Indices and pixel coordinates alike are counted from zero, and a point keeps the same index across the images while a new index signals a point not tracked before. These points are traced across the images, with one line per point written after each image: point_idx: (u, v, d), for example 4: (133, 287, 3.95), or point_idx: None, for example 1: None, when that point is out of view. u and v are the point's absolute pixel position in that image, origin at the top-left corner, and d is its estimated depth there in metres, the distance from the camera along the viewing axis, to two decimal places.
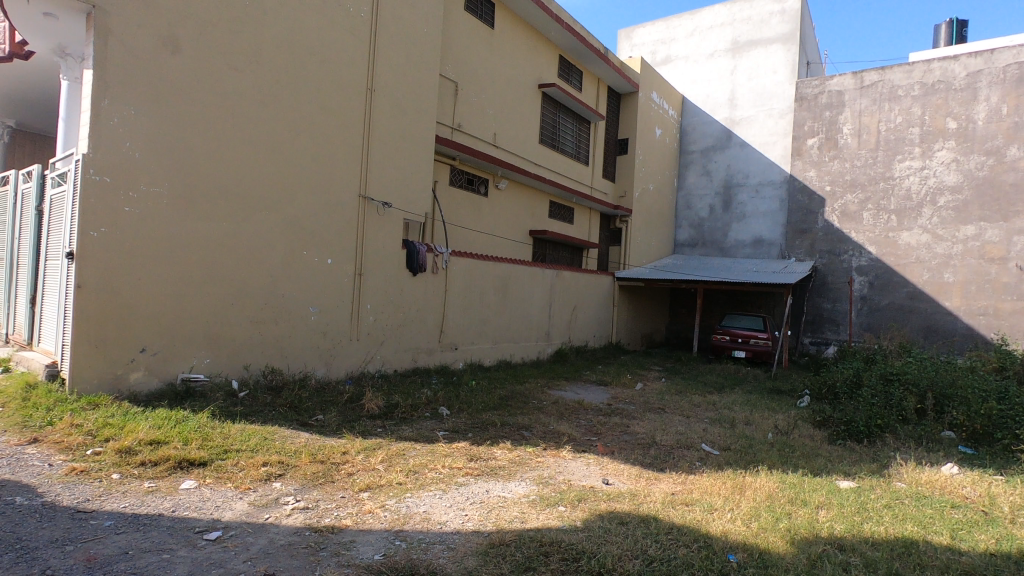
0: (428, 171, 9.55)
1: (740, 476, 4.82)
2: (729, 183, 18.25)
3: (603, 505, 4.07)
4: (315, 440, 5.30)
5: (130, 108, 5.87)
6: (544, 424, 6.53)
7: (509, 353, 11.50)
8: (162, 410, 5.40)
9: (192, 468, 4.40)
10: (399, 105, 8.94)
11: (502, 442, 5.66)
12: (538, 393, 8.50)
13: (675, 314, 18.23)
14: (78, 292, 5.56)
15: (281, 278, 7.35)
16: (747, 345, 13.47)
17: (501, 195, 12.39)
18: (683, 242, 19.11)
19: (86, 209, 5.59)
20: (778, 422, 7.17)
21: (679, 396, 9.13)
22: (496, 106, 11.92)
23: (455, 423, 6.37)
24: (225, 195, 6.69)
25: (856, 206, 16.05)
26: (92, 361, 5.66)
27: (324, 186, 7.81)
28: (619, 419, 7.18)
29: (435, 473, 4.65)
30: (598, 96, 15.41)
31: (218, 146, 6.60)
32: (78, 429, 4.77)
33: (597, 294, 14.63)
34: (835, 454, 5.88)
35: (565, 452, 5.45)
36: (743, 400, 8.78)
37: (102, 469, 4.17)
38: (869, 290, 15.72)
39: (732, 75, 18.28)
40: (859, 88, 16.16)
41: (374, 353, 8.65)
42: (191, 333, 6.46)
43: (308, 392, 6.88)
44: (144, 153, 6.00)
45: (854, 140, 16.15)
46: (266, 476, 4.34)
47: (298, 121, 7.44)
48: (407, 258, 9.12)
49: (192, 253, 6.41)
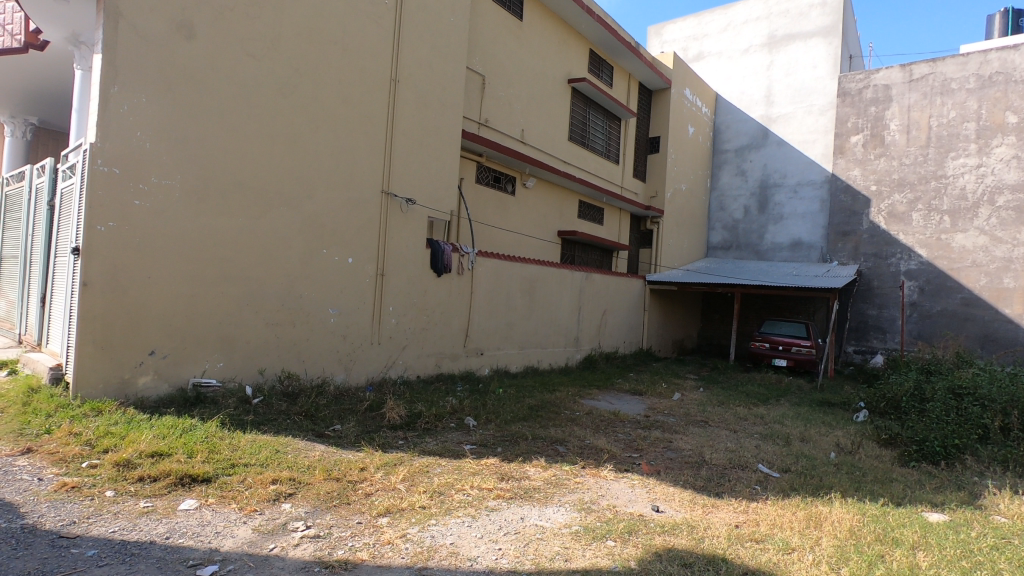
0: (454, 167, 9.09)
1: (811, 505, 4.19)
2: (765, 183, 17.44)
3: (658, 540, 3.50)
4: (331, 454, 4.84)
5: (142, 95, 5.54)
6: (580, 438, 5.97)
7: (536, 359, 10.97)
8: (168, 419, 5.01)
9: (194, 485, 3.96)
10: (424, 98, 8.50)
11: (535, 458, 5.12)
12: (570, 403, 7.93)
13: (707, 320, 17.46)
14: (84, 290, 5.21)
15: (299, 278, 6.93)
16: (789, 353, 12.63)
17: (529, 194, 11.89)
18: (716, 245, 18.34)
19: (93, 202, 5.26)
20: (839, 439, 6.47)
21: (721, 408, 8.45)
22: (524, 101, 11.43)
23: (483, 435, 5.86)
24: (240, 190, 6.31)
25: (904, 206, 15.10)
26: (97, 363, 5.30)
27: (345, 181, 7.40)
28: (660, 433, 6.58)
29: (462, 495, 4.13)
30: (629, 92, 14.82)
31: (234, 137, 6.23)
32: (76, 438, 4.38)
33: (627, 298, 13.99)
34: (912, 480, 5.18)
35: (606, 472, 4.88)
36: (794, 413, 8.05)
37: (95, 485, 3.76)
38: (919, 296, 14.75)
39: (769, 71, 17.51)
40: (908, 82, 15.26)
41: (396, 358, 8.20)
42: (203, 334, 6.08)
43: (325, 399, 6.43)
44: (156, 144, 5.66)
45: (902, 137, 15.24)
46: (274, 497, 3.86)
47: (318, 112, 7.04)
48: (431, 258, 8.67)
49: (203, 250, 6.03)
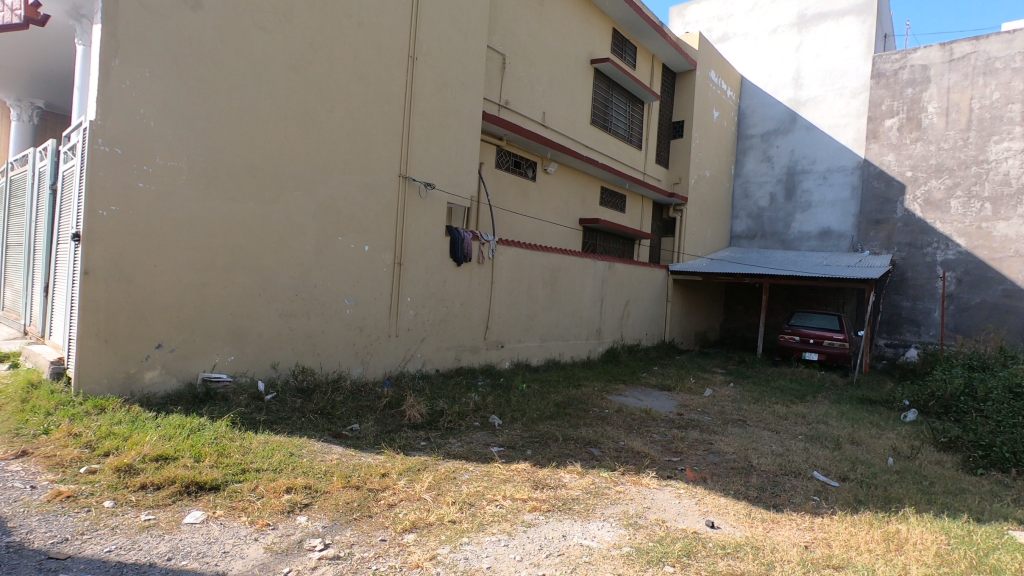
0: (475, 151, 8.63)
1: (887, 523, 3.73)
2: (793, 169, 16.78)
3: (721, 564, 3.08)
4: (349, 457, 4.46)
5: (145, 70, 5.16)
6: (613, 440, 5.57)
7: (558, 352, 10.55)
8: (175, 417, 4.67)
9: (201, 494, 3.60)
10: (443, 77, 8.04)
11: (569, 463, 4.70)
12: (597, 400, 7.49)
13: (730, 311, 16.92)
14: (85, 279, 4.87)
15: (313, 267, 6.54)
16: (820, 347, 12.07)
17: (550, 180, 11.41)
18: (740, 234, 17.72)
19: (93, 185, 4.90)
20: (894, 443, 5.96)
21: (757, 406, 7.97)
22: (546, 83, 10.92)
23: (510, 436, 5.45)
24: (251, 172, 5.92)
25: (942, 193, 14.39)
26: (100, 357, 4.98)
27: (361, 164, 6.98)
28: (698, 434, 6.15)
29: (494, 506, 3.73)
30: (653, 74, 14.21)
31: (244, 116, 5.84)
32: (75, 440, 4.04)
33: (650, 289, 13.50)
34: (984, 490, 4.69)
35: (648, 479, 4.46)
36: (837, 412, 7.53)
37: (93, 494, 3.41)
38: (957, 287, 14.08)
39: (798, 52, 16.77)
40: (948, 62, 14.48)
41: (414, 351, 7.81)
42: (213, 326, 5.73)
43: (342, 396, 6.06)
44: (161, 123, 5.28)
45: (941, 120, 14.48)
46: (288, 508, 3.49)
47: (332, 90, 6.61)
48: (450, 247, 8.25)
49: (212, 236, 5.66)
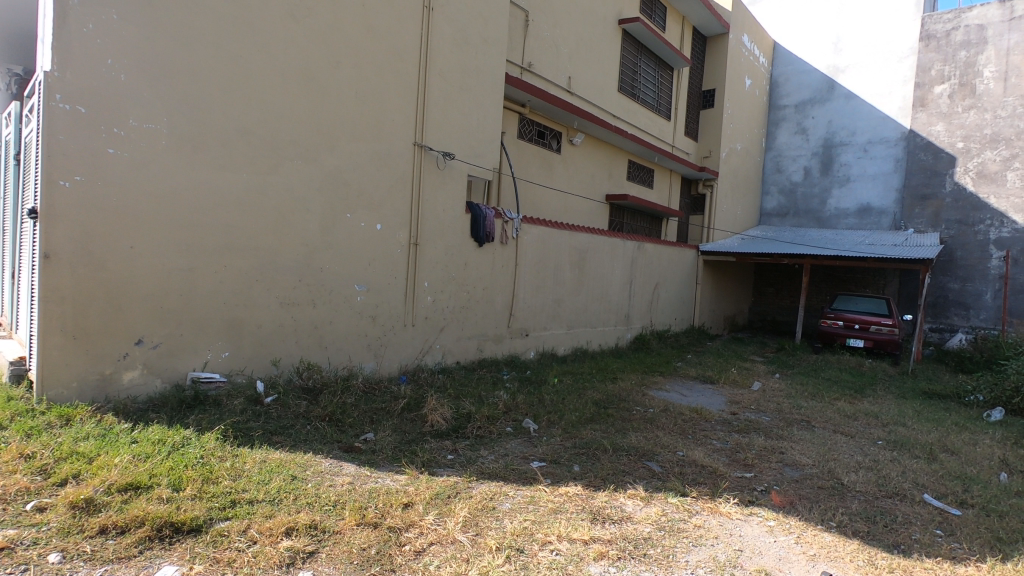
0: (497, 118, 7.69)
1: None
2: (830, 141, 15.66)
3: None
4: (364, 481, 3.66)
5: (113, 11, 4.28)
6: (671, 449, 4.77)
7: (585, 339, 9.72)
8: (155, 430, 3.90)
9: (178, 539, 2.81)
10: (463, 32, 7.07)
11: (628, 484, 3.91)
12: (639, 396, 6.66)
13: (760, 293, 15.99)
14: (46, 264, 4.07)
15: (319, 249, 5.71)
16: (867, 333, 11.12)
17: (576, 152, 10.46)
18: (771, 211, 16.67)
19: (52, 150, 4.06)
20: (999, 453, 5.10)
21: (817, 402, 7.08)
22: (571, 44, 9.89)
23: (550, 446, 4.66)
24: (244, 138, 5.05)
25: (998, 164, 13.19)
26: (67, 356, 4.21)
27: (372, 131, 6.10)
28: (763, 439, 5.32)
29: (549, 554, 2.93)
30: (684, 37, 13.08)
31: (235, 71, 4.96)
32: (27, 464, 3.27)
33: (680, 270, 12.56)
34: None
35: (729, 508, 3.64)
36: (911, 411, 6.65)
37: (36, 545, 2.63)
38: (1012, 268, 12.99)
39: (839, 13, 15.50)
40: (1008, 21, 13.12)
41: (433, 342, 7.01)
42: (205, 317, 4.94)
43: (353, 397, 5.28)
44: (136, 79, 4.42)
45: (998, 85, 13.20)
46: (288, 561, 2.71)
47: (338, 43, 5.71)
48: (471, 225, 7.37)
49: (199, 213, 4.81)
